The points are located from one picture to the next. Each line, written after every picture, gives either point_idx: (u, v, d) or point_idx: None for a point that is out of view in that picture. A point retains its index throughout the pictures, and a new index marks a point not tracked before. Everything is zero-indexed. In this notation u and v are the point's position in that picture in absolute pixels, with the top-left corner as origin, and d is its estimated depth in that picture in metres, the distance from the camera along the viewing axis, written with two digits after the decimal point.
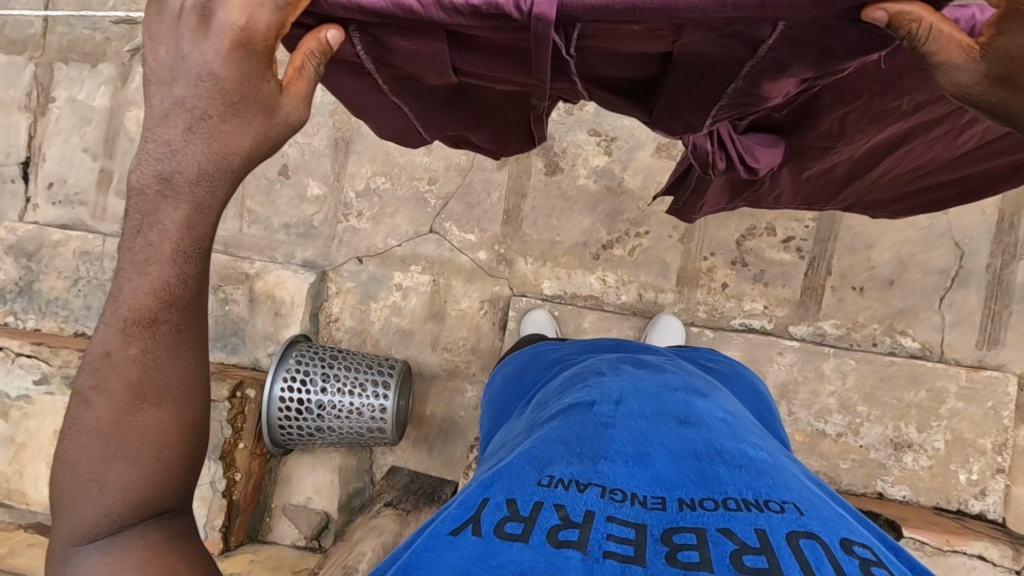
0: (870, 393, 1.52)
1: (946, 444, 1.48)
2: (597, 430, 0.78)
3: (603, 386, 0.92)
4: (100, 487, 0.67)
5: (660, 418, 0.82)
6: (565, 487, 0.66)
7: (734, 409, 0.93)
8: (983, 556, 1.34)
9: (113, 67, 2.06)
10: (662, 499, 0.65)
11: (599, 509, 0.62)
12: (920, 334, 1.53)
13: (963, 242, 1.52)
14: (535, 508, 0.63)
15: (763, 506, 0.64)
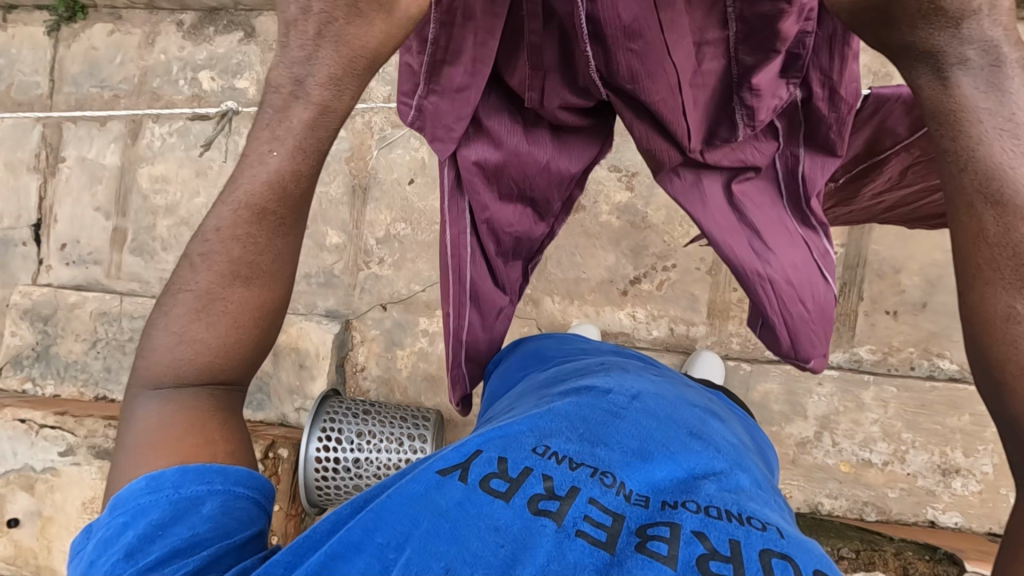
0: (913, 419, 1.51)
1: (994, 467, 1.47)
2: (606, 412, 0.71)
3: (624, 376, 0.82)
4: (182, 338, 0.73)
5: (672, 421, 0.72)
6: (557, 459, 0.61)
7: (744, 438, 0.81)
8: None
9: (121, 124, 2.05)
10: (648, 495, 0.60)
11: (584, 487, 0.59)
12: (957, 355, 1.53)
13: None
14: (523, 471, 0.60)
15: (745, 520, 0.57)
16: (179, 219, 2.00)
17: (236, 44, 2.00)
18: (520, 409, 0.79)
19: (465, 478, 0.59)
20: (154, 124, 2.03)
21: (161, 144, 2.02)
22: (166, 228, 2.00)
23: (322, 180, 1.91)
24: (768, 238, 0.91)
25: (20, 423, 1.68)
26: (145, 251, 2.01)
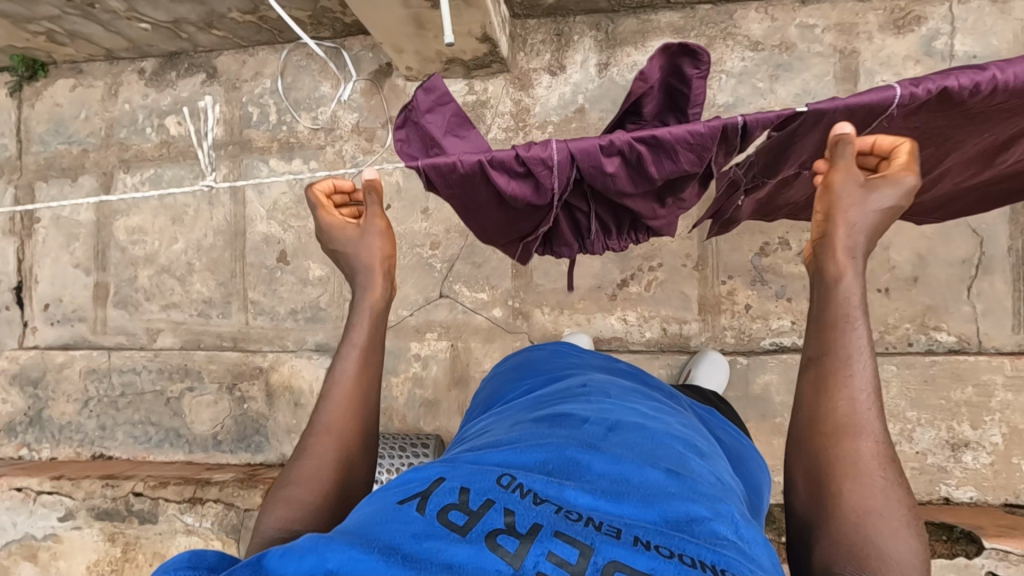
0: (917, 397, 1.49)
1: (1004, 437, 1.45)
2: (581, 446, 0.71)
3: (604, 407, 0.83)
4: (291, 495, 0.87)
5: (649, 460, 0.71)
6: (521, 493, 0.61)
7: (729, 474, 0.81)
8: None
9: (93, 178, 2.04)
10: (619, 528, 0.59)
11: (547, 523, 0.57)
12: (954, 327, 1.51)
13: (980, 228, 1.51)
14: (484, 504, 0.59)
15: (720, 571, 0.56)
16: (159, 268, 1.98)
17: (199, 86, 1.98)
18: (496, 436, 0.79)
19: (423, 510, 0.59)
20: (126, 175, 2.02)
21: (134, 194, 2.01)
22: (147, 278, 1.98)
23: (298, 215, 1.89)
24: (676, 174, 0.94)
25: (17, 492, 1.66)
26: (129, 303, 1.99)
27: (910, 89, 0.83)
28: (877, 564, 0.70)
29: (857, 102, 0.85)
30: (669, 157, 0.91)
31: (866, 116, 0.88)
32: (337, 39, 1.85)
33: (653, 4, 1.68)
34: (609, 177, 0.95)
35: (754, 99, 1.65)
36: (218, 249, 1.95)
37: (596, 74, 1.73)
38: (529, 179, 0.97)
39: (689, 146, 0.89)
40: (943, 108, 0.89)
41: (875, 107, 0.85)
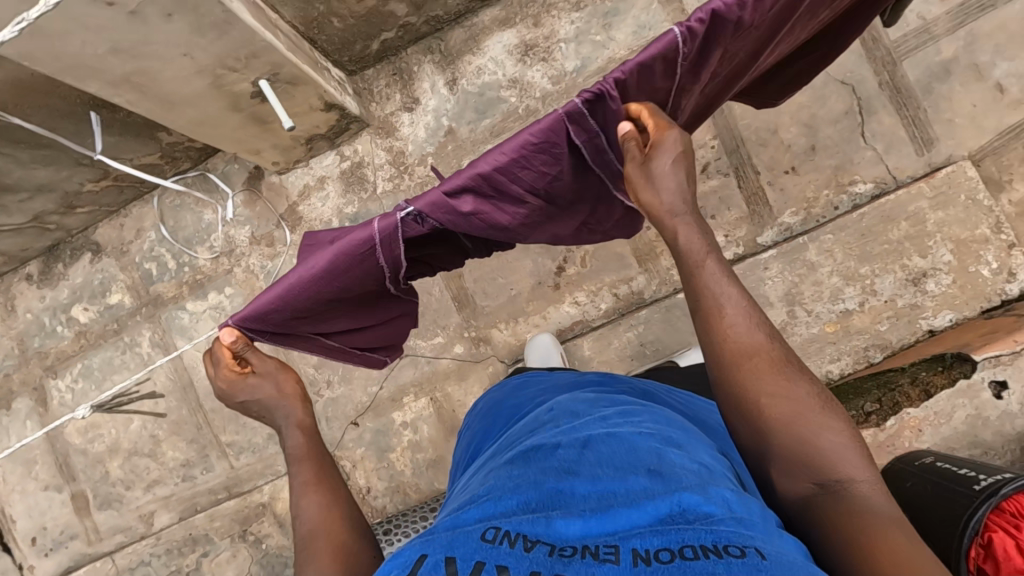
0: (863, 252, 1.50)
1: (954, 252, 1.47)
2: (557, 476, 0.78)
3: (573, 430, 0.91)
4: None
5: (627, 471, 0.78)
6: (508, 544, 0.63)
7: (706, 452, 0.88)
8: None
9: (26, 398, 1.97)
10: (615, 550, 0.62)
11: (546, 568, 0.59)
12: (865, 175, 1.56)
13: (845, 78, 1.58)
14: (475, 568, 0.59)
15: (723, 552, 0.60)
16: (126, 453, 1.92)
17: (90, 265, 1.94)
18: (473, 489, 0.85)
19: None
20: (57, 380, 1.96)
21: (73, 394, 1.95)
22: (119, 469, 1.92)
23: None
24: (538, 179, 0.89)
25: None
26: (112, 501, 1.92)
27: (685, 27, 0.81)
28: (837, 471, 0.75)
29: (649, 58, 0.83)
30: (513, 174, 0.86)
31: (665, 67, 0.86)
32: (199, 165, 1.84)
33: (470, 8, 1.71)
34: (472, 215, 0.88)
35: (599, 52, 1.68)
36: (174, 409, 1.90)
37: (449, 93, 1.75)
38: (367, 266, 0.91)
39: (541, 147, 0.84)
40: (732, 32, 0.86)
41: (665, 54, 0.83)
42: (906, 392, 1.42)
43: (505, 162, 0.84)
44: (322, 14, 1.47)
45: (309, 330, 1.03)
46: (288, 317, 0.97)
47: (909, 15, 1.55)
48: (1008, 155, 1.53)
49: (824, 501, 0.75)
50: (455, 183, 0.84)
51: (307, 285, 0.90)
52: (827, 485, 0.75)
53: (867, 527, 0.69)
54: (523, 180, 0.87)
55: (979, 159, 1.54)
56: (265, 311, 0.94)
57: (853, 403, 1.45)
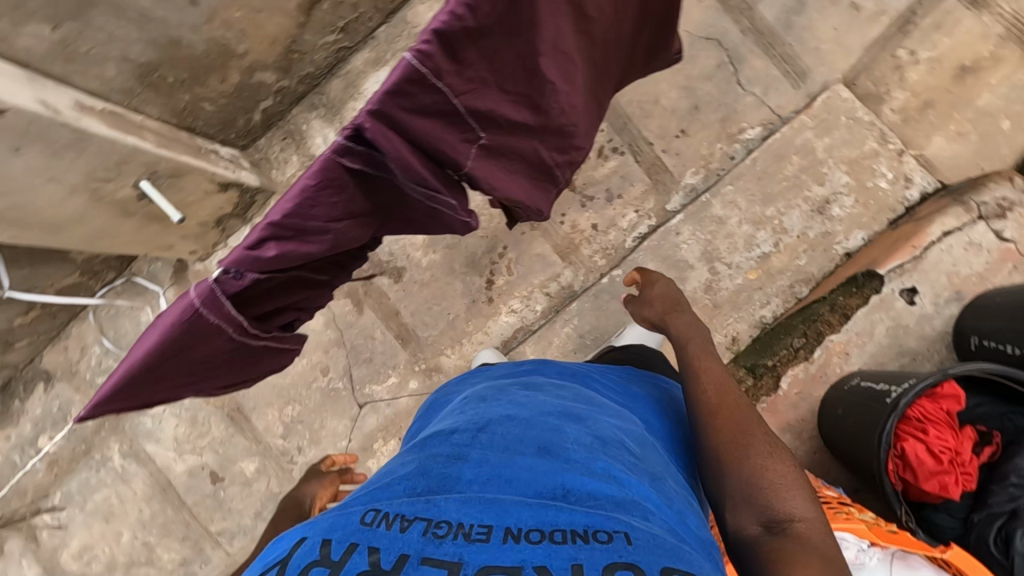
0: (765, 194, 1.53)
1: (850, 173, 1.50)
2: (450, 459, 0.80)
3: (480, 414, 0.93)
4: None
5: (518, 451, 0.81)
6: (386, 525, 0.65)
7: (608, 425, 0.92)
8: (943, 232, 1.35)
9: (16, 538, 1.98)
10: (488, 529, 0.64)
11: (416, 550, 0.61)
12: (751, 121, 1.59)
13: (709, 34, 1.62)
14: (347, 550, 0.61)
15: (590, 537, 0.64)
16: (124, 567, 1.93)
17: (45, 394, 1.96)
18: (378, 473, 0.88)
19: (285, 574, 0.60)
20: (42, 513, 1.98)
21: (60, 522, 1.96)
22: None
23: (203, 433, 1.88)
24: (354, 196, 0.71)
25: None
26: None
27: (418, 49, 0.63)
28: (779, 510, 0.79)
29: (396, 80, 0.63)
30: (309, 206, 0.68)
31: (429, 93, 0.66)
32: (125, 272, 1.87)
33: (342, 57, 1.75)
34: (286, 258, 0.71)
35: None
36: (159, 513, 1.91)
37: None
38: (200, 332, 0.77)
39: (333, 168, 0.67)
40: (500, 15, 0.65)
41: (410, 85, 0.64)
42: (827, 319, 1.45)
43: (294, 193, 0.67)
44: (190, 102, 1.46)
45: (170, 392, 0.91)
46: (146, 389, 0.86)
47: None
48: (880, 68, 1.56)
49: (769, 543, 0.77)
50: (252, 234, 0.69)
51: (147, 359, 0.79)
52: (773, 525, 0.78)
53: (799, 561, 0.71)
54: (329, 204, 0.69)
55: (852, 78, 1.57)
56: (117, 394, 0.84)
57: (783, 343, 1.48)
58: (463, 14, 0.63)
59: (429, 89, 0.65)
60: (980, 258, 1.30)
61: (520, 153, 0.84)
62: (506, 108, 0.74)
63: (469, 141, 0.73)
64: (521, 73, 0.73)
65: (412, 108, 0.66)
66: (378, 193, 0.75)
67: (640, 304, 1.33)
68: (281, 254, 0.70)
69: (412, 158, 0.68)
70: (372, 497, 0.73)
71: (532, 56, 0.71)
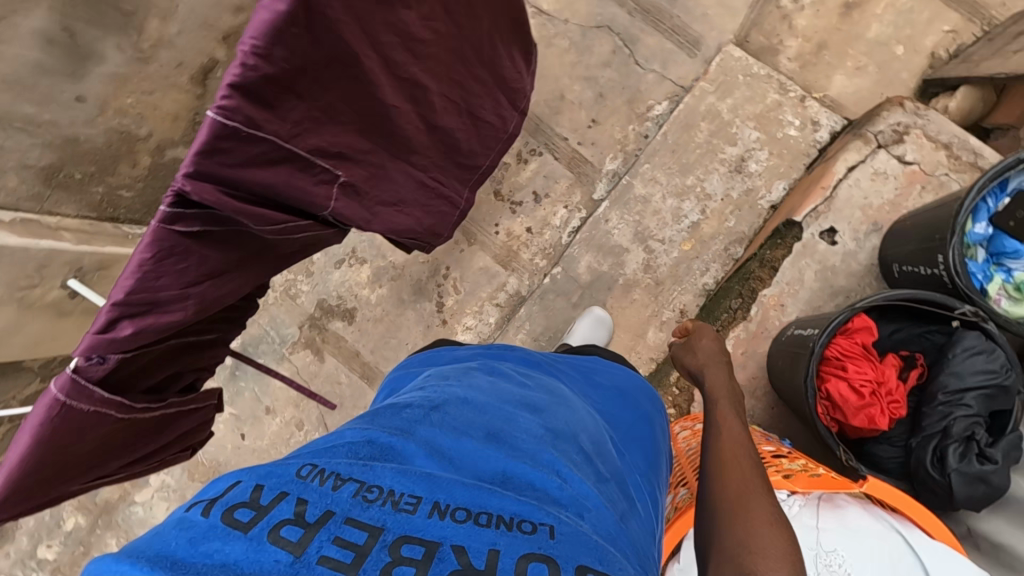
0: (682, 164, 1.55)
1: (759, 127, 1.52)
2: (402, 428, 0.75)
3: (438, 391, 0.89)
4: None
5: (466, 433, 0.77)
6: (320, 480, 0.60)
7: (564, 420, 0.87)
8: (848, 168, 1.34)
9: None
10: (418, 500, 0.60)
11: (341, 508, 0.56)
12: (656, 97, 1.62)
13: (598, 23, 1.66)
14: (275, 497, 0.56)
15: (515, 524, 0.60)
16: None
17: None
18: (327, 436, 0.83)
19: (209, 511, 0.55)
20: None
21: None
22: None
23: None
24: (198, 254, 0.71)
25: None
26: None
27: (218, 108, 0.63)
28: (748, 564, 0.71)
29: (205, 141, 0.63)
30: (153, 278, 0.68)
31: (248, 143, 0.66)
32: None
33: None
34: (146, 330, 0.70)
35: None
36: None
37: None
38: (76, 428, 0.72)
39: (166, 236, 0.66)
40: (298, 61, 0.66)
41: (219, 143, 0.64)
42: (757, 275, 1.48)
43: (131, 270, 0.66)
44: (105, 193, 1.47)
45: (70, 486, 0.85)
46: (37, 494, 0.79)
47: None
48: (768, 21, 1.59)
49: None
50: (102, 319, 0.67)
51: (24, 470, 0.73)
52: None
53: None
54: (173, 269, 0.69)
55: (745, 36, 1.60)
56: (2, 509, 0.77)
57: (722, 306, 1.51)
58: (256, 63, 0.62)
59: (247, 142, 0.66)
60: (890, 184, 1.32)
61: (387, 175, 0.89)
62: (348, 138, 0.79)
63: (323, 180, 0.78)
64: (356, 104, 0.78)
65: (234, 163, 0.67)
66: (232, 244, 0.75)
67: (679, 350, 1.28)
68: (139, 329, 0.70)
69: (255, 212, 0.71)
70: (317, 453, 0.68)
71: (358, 87, 0.76)
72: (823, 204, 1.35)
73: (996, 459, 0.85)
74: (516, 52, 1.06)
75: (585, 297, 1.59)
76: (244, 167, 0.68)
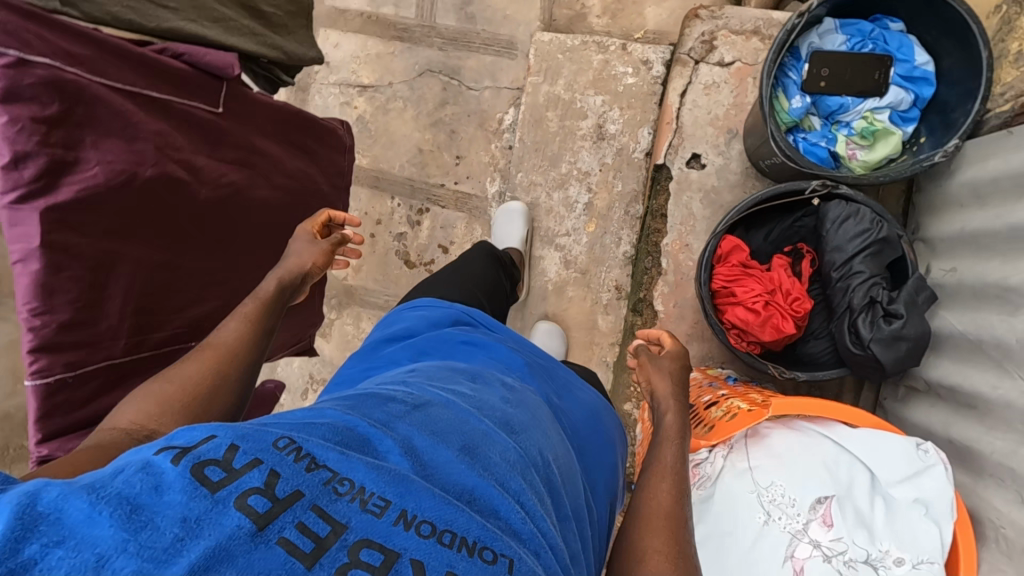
0: (551, 157, 1.57)
1: (600, 91, 1.53)
2: (406, 407, 0.58)
3: (446, 379, 0.71)
4: None
5: (467, 430, 0.58)
6: (304, 449, 0.44)
7: (545, 431, 0.68)
8: (679, 95, 1.45)
9: None
10: (393, 497, 0.43)
11: (308, 493, 0.41)
12: (501, 111, 1.66)
13: (420, 72, 1.70)
14: (249, 459, 0.41)
15: (479, 551, 0.43)
16: None
17: None
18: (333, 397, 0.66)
19: (177, 458, 0.39)
20: None
21: None
22: None
23: None
24: None
25: None
26: None
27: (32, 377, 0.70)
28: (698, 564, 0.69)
29: (38, 405, 0.71)
30: None
31: (81, 383, 0.75)
32: None
33: None
34: None
35: None
36: None
37: None
38: None
39: None
40: (94, 299, 0.73)
41: (54, 398, 0.73)
42: (656, 228, 1.50)
43: None
44: None
45: None
46: None
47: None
48: None
49: None
50: None
51: None
52: None
53: None
54: None
55: (549, 18, 1.62)
56: None
57: (640, 270, 1.52)
58: (42, 322, 0.69)
59: (83, 383, 0.75)
60: (723, 91, 1.35)
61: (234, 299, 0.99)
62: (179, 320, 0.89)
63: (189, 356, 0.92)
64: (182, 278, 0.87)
65: (80, 405, 0.76)
66: None
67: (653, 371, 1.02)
68: None
69: None
70: (303, 418, 0.51)
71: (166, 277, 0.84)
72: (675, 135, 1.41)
73: (901, 314, 0.87)
74: (317, 136, 1.13)
75: (526, 317, 1.57)
76: (96, 403, 0.78)
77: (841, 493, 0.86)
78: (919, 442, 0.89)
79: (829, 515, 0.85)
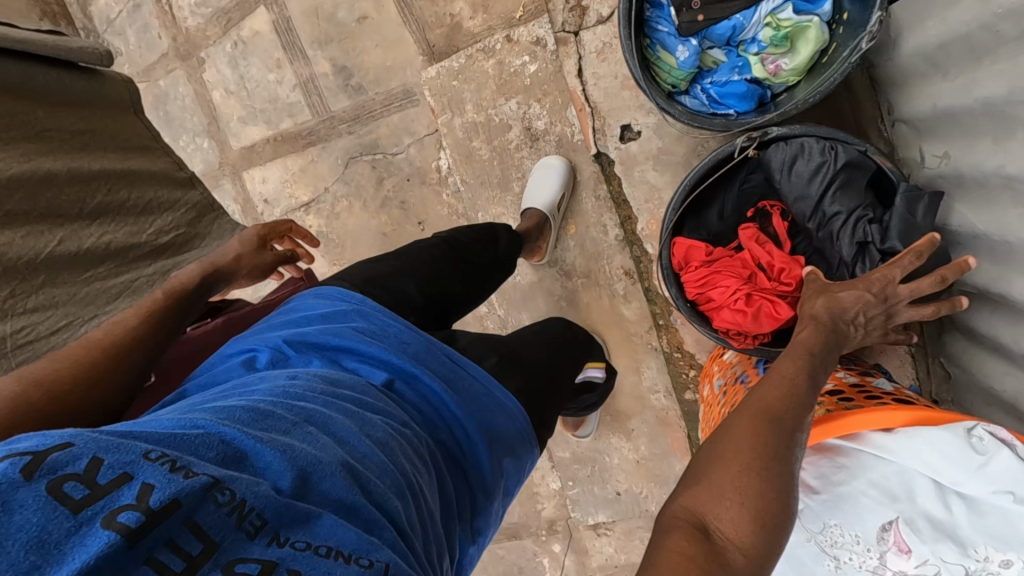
0: (503, 182, 1.50)
1: (510, 94, 1.43)
2: (293, 411, 0.52)
3: (340, 377, 0.64)
4: None
5: (358, 436, 0.53)
6: (181, 458, 0.40)
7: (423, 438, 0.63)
8: (578, 76, 1.37)
9: None
10: (275, 510, 0.41)
11: (185, 508, 0.38)
12: (430, 159, 1.56)
13: (341, 163, 1.65)
14: (119, 473, 0.38)
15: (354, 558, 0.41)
16: None
17: None
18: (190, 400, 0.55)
19: (31, 471, 0.35)
20: None
21: None
22: None
23: None
24: None
25: None
26: None
27: None
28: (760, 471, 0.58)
29: None
30: None
31: None
32: None
33: None
34: None
35: None
36: None
37: None
38: None
39: None
40: None
41: None
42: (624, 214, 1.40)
43: None
44: None
45: None
46: None
47: (296, 100, 1.65)
48: (426, 13, 1.49)
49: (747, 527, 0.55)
50: None
51: None
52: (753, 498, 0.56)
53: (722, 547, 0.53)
54: None
55: (426, 44, 1.50)
56: None
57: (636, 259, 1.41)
58: None
59: None
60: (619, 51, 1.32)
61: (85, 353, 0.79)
62: None
63: None
64: None
65: None
66: None
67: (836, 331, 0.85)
68: None
69: None
70: (170, 424, 0.45)
71: None
72: (595, 118, 1.38)
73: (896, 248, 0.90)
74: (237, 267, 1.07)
75: None
76: None
77: (909, 507, 0.70)
78: (968, 429, 0.68)
79: (902, 541, 0.69)
